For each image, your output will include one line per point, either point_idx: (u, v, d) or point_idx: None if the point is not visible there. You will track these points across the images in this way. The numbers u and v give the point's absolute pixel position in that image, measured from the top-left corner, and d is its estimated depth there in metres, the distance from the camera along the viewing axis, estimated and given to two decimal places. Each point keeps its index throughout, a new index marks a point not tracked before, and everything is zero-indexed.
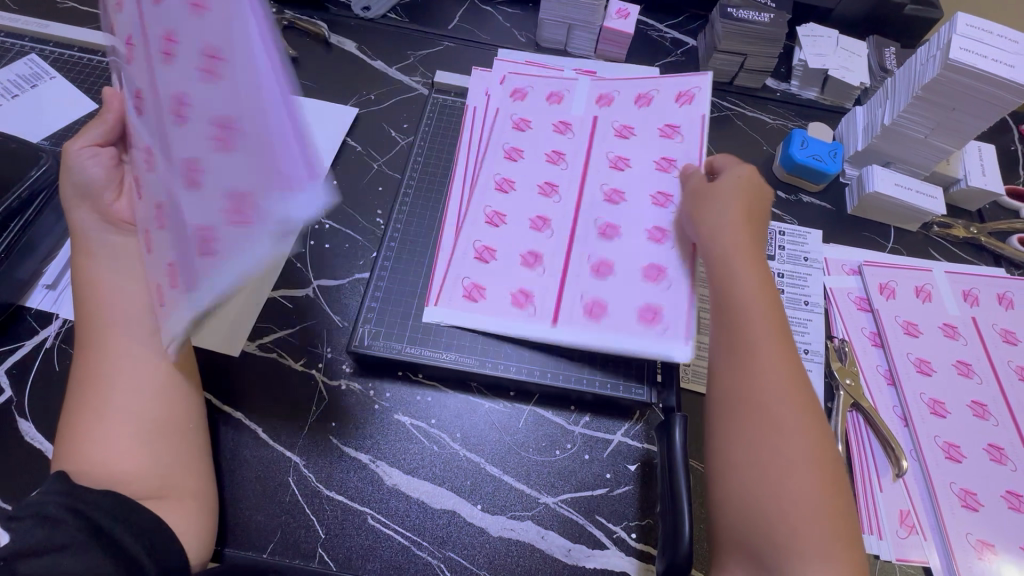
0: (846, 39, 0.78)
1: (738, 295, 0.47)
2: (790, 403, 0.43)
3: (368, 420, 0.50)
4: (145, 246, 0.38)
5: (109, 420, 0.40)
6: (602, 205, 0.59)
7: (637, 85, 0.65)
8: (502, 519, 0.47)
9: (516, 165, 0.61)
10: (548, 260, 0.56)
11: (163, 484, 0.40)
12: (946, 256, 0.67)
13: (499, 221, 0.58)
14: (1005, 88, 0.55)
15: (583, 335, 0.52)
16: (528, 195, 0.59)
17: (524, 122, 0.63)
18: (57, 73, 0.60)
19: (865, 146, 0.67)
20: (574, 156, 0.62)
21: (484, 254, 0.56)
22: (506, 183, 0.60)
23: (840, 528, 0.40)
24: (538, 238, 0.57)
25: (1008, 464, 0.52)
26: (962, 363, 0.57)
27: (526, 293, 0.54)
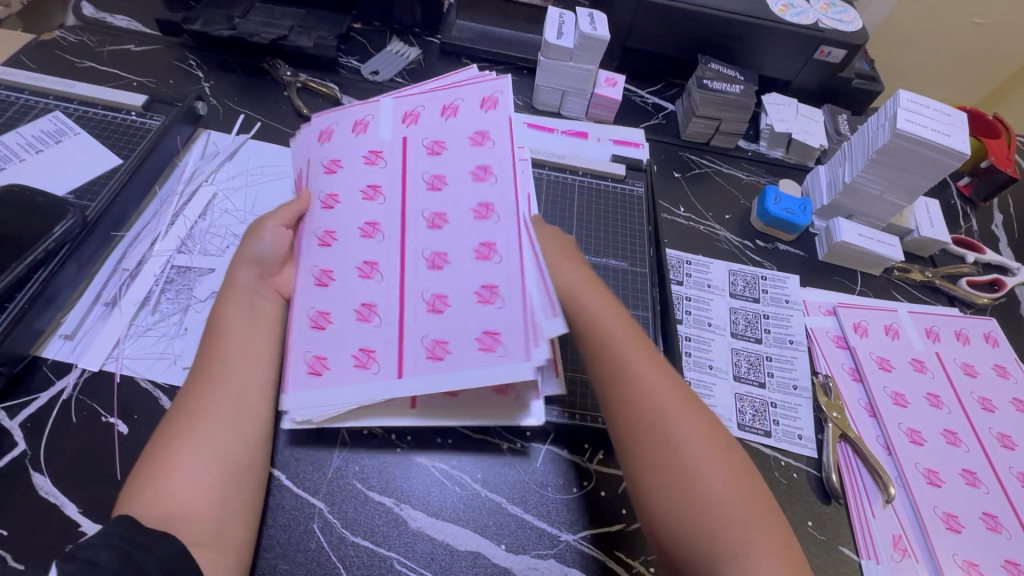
0: (805, 107, 0.88)
1: (603, 329, 0.49)
2: (673, 409, 0.45)
3: (391, 463, 0.51)
4: (315, 325, 0.50)
5: (195, 456, 0.43)
6: (425, 235, 0.52)
7: (438, 100, 0.58)
8: (526, 558, 0.48)
9: (369, 204, 0.54)
10: (380, 316, 0.49)
11: (216, 533, 0.41)
12: (908, 297, 0.75)
13: (371, 271, 0.51)
14: (944, 153, 0.64)
15: (422, 383, 0.46)
16: (352, 241, 0.53)
17: (333, 165, 0.56)
18: (81, 129, 0.62)
19: (829, 201, 0.75)
20: (390, 188, 0.55)
21: (318, 321, 0.50)
22: (327, 236, 0.54)
23: (761, 512, 0.42)
24: (371, 286, 0.51)
25: (981, 487, 0.57)
26: (932, 395, 0.63)
27: (368, 353, 0.48)
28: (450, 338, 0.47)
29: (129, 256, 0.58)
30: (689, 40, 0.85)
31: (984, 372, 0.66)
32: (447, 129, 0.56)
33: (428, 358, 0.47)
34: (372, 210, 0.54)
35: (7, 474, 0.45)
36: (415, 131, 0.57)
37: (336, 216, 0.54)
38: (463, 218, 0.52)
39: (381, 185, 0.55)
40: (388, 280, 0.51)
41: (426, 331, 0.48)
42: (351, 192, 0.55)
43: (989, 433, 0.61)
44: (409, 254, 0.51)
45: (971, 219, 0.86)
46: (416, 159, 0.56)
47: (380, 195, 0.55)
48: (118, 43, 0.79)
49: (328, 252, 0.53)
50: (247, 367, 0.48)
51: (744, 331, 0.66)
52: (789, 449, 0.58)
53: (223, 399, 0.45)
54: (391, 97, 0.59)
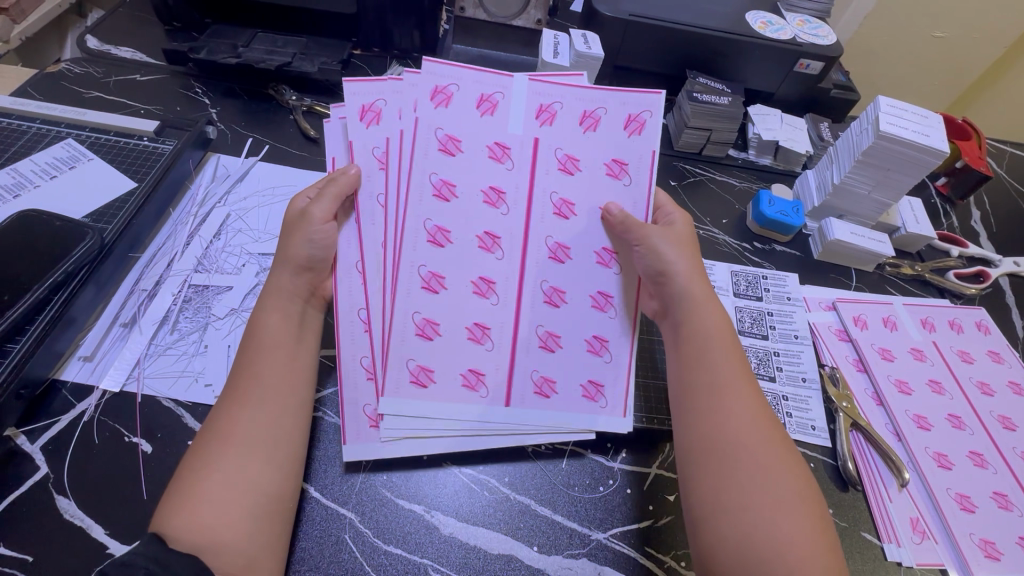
0: (788, 117, 0.93)
1: (706, 346, 0.50)
2: (767, 435, 0.45)
3: (418, 470, 0.52)
4: (423, 335, 0.52)
5: (226, 485, 0.40)
6: (547, 264, 0.54)
7: (582, 100, 0.56)
8: (559, 558, 0.48)
9: (504, 204, 0.54)
10: (495, 337, 0.53)
11: (246, 565, 0.39)
12: (901, 291, 0.78)
13: (487, 289, 0.53)
14: (926, 153, 0.67)
15: (533, 417, 0.52)
16: (467, 248, 0.53)
17: (450, 146, 0.54)
18: (94, 155, 0.63)
19: (820, 202, 0.79)
20: (514, 198, 0.55)
21: (424, 330, 0.52)
22: (440, 234, 0.53)
23: (833, 560, 0.41)
24: (484, 305, 0.53)
25: (990, 467, 0.59)
26: (934, 381, 0.65)
27: (477, 375, 0.52)
28: (557, 379, 0.53)
29: (147, 276, 0.59)
30: (676, 56, 0.89)
31: (979, 359, 0.69)
32: (586, 147, 0.56)
33: (535, 395, 0.53)
34: (498, 218, 0.54)
35: (30, 498, 0.45)
36: (553, 134, 0.55)
37: (459, 218, 0.54)
38: (586, 261, 0.55)
39: (506, 189, 0.55)
40: (504, 302, 0.53)
41: (537, 367, 0.53)
42: (476, 192, 0.54)
43: (991, 415, 0.64)
44: (529, 285, 0.54)
45: (951, 215, 0.90)
46: (550, 173, 0.55)
47: (503, 202, 0.54)
48: (123, 73, 0.80)
49: (445, 253, 0.53)
50: (283, 389, 0.46)
51: (750, 328, 0.68)
52: (804, 439, 0.60)
53: (255, 420, 0.44)
54: (531, 78, 0.55)
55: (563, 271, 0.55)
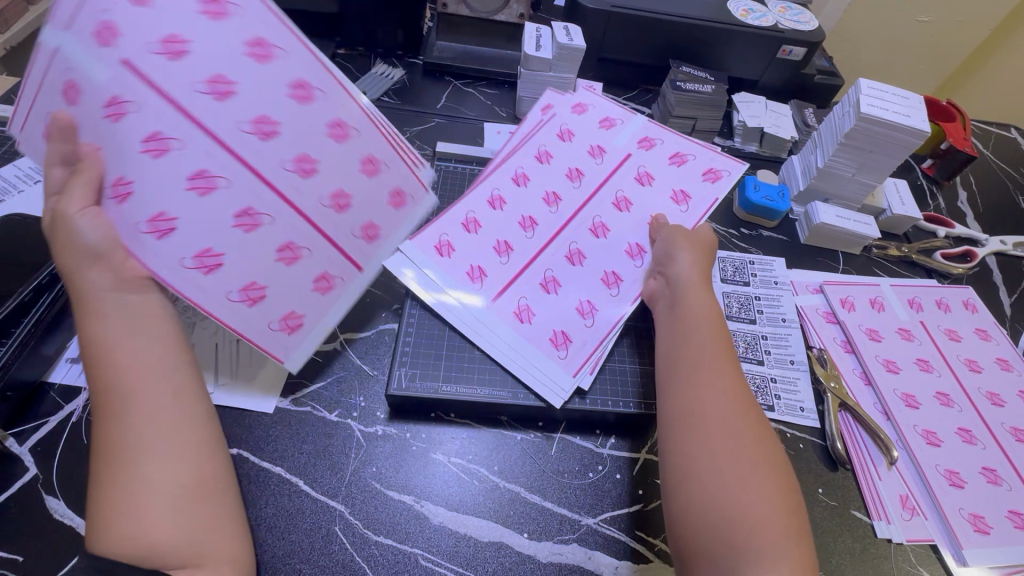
0: (773, 103, 0.93)
1: (694, 322, 0.52)
2: (743, 412, 0.46)
3: (407, 460, 0.52)
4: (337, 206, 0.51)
5: (134, 491, 0.37)
6: (583, 233, 0.64)
7: (681, 147, 0.70)
8: (549, 544, 0.49)
9: (228, 112, 0.43)
10: (384, 234, 0.57)
11: (194, 556, 0.38)
12: (889, 273, 0.78)
13: (310, 167, 0.49)
14: (908, 133, 0.68)
15: (507, 329, 0.58)
16: (534, 197, 0.66)
17: (160, 138, 0.41)
18: None
19: (806, 186, 0.79)
20: (590, 181, 0.67)
21: (287, 254, 0.48)
22: (522, 178, 0.67)
23: (797, 530, 0.41)
24: (520, 235, 0.64)
25: (978, 443, 0.59)
26: (922, 360, 0.66)
27: (481, 272, 0.61)
28: (537, 313, 0.59)
29: None
30: (658, 47, 0.90)
31: (967, 337, 0.69)
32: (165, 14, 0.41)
33: (514, 315, 0.59)
34: (566, 186, 0.67)
35: (19, 499, 0.45)
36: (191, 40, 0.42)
37: (542, 172, 0.68)
38: (593, 272, 0.62)
39: (585, 172, 0.68)
40: (535, 240, 0.63)
41: (528, 293, 0.60)
42: (560, 168, 0.68)
43: (979, 392, 0.64)
44: (559, 239, 0.64)
45: (938, 197, 0.91)
46: (625, 176, 0.68)
47: (580, 180, 0.68)
48: None
49: (519, 190, 0.66)
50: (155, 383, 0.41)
51: (738, 313, 0.69)
52: (793, 421, 0.60)
53: (140, 421, 0.39)
54: (648, 121, 0.72)
55: (588, 239, 0.64)
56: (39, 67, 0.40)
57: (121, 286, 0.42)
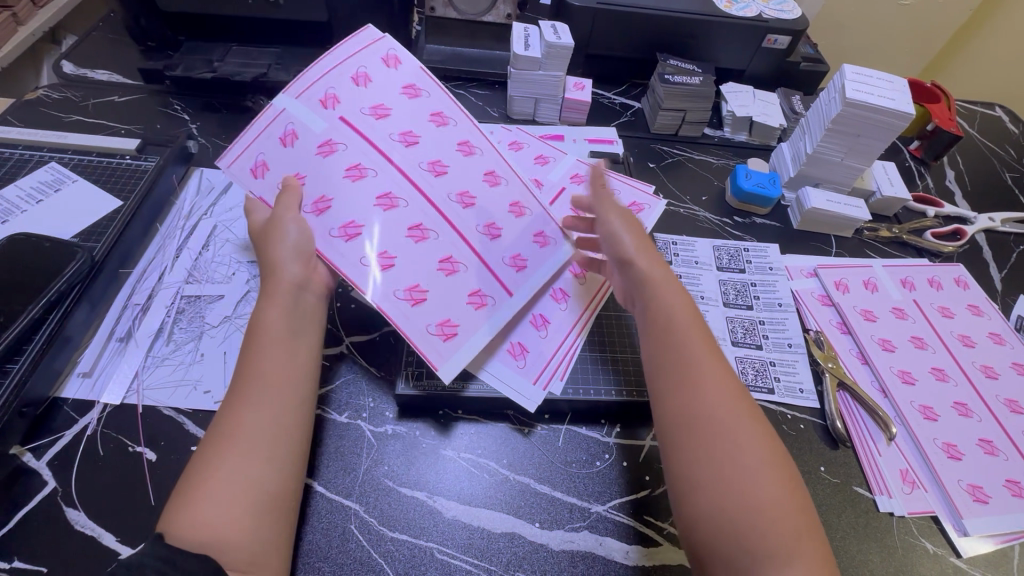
0: (760, 92, 0.95)
1: (672, 322, 0.51)
2: (730, 409, 0.44)
3: (418, 458, 0.53)
4: (466, 204, 0.59)
5: (231, 483, 0.39)
6: (501, 249, 0.59)
7: (608, 181, 0.74)
8: (561, 533, 0.50)
9: (412, 156, 0.58)
10: (532, 267, 0.60)
11: (251, 563, 0.37)
12: (881, 254, 0.79)
13: (495, 231, 0.59)
14: (893, 116, 0.69)
15: (430, 347, 0.51)
16: (450, 190, 0.59)
17: (358, 169, 0.55)
18: (79, 177, 0.65)
19: (796, 172, 0.80)
20: (510, 187, 0.62)
21: (474, 300, 0.55)
22: (437, 167, 0.59)
23: (806, 525, 0.41)
24: (433, 232, 0.56)
25: (974, 416, 0.61)
26: (916, 337, 0.67)
27: (388, 263, 0.53)
28: (461, 326, 0.54)
29: (138, 289, 0.60)
30: (646, 41, 0.91)
31: (960, 313, 0.71)
32: (378, 95, 0.59)
33: (438, 334, 0.52)
34: (484, 189, 0.61)
35: (40, 512, 0.46)
36: (398, 113, 0.59)
37: (457, 166, 0.60)
38: (537, 251, 0.61)
39: (501, 176, 0.62)
40: (448, 237, 0.56)
41: (447, 310, 0.54)
42: (478, 166, 0.61)
43: (973, 366, 0.65)
44: (480, 247, 0.58)
45: (926, 177, 0.92)
46: (560, 205, 0.70)
47: (501, 183, 0.62)
48: (102, 95, 0.81)
49: (437, 182, 0.59)
50: (289, 383, 0.44)
51: (735, 300, 0.70)
52: (793, 402, 0.61)
53: (258, 418, 0.42)
54: (577, 159, 0.77)
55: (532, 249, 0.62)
56: (264, 120, 0.55)
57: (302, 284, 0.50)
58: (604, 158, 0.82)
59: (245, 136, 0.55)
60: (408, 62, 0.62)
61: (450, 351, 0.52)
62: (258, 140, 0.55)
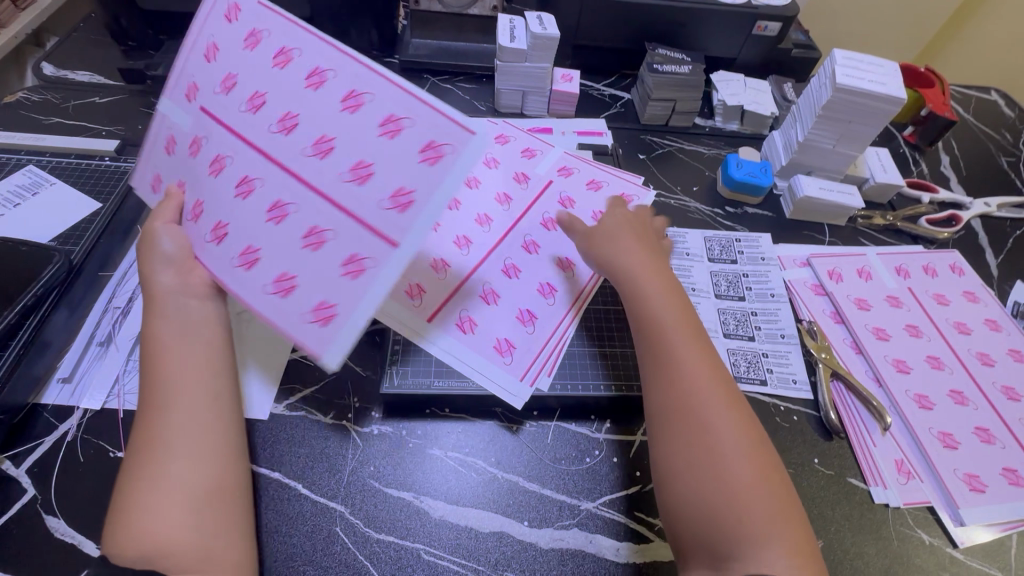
0: (752, 80, 0.93)
1: (654, 309, 0.51)
2: (713, 394, 0.45)
3: (404, 458, 0.52)
4: (362, 177, 0.42)
5: (159, 489, 0.39)
6: (364, 197, 0.42)
7: (596, 173, 0.73)
8: (550, 531, 0.49)
9: (263, 122, 0.46)
10: (421, 199, 0.41)
11: (203, 558, 0.39)
12: (875, 241, 0.78)
13: (366, 171, 0.42)
14: (885, 101, 0.68)
15: (305, 337, 0.43)
16: (299, 144, 0.45)
17: (247, 179, 0.46)
18: (57, 179, 0.64)
19: (788, 161, 0.79)
20: (372, 107, 0.43)
21: (351, 267, 0.42)
22: (288, 120, 0.45)
23: (783, 508, 0.41)
24: (292, 208, 0.44)
25: (970, 404, 0.60)
26: (911, 326, 0.66)
27: (253, 253, 0.45)
28: (336, 304, 0.42)
29: (120, 292, 0.58)
30: (633, 30, 0.90)
31: (955, 300, 0.70)
32: (241, 65, 0.48)
33: (315, 321, 0.42)
34: (338, 121, 0.44)
35: (18, 520, 0.45)
36: (247, 76, 0.47)
37: (303, 103, 0.45)
38: (421, 173, 0.41)
39: (363, 91, 0.44)
40: (308, 203, 0.44)
41: (316, 291, 0.43)
42: (331, 94, 0.44)
43: (969, 354, 0.64)
44: (344, 201, 0.43)
45: (921, 163, 0.91)
46: (547, 200, 0.69)
47: (362, 103, 0.44)
48: (82, 97, 0.80)
49: (288, 139, 0.45)
50: (192, 385, 0.44)
51: (727, 291, 0.69)
52: (786, 394, 0.61)
53: (168, 425, 0.42)
54: (565, 152, 0.76)
55: (518, 254, 0.63)
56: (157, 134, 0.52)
57: (185, 295, 0.48)
58: (592, 151, 0.81)
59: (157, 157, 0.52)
60: (250, 3, 0.49)
61: (326, 340, 0.42)
62: (164, 161, 0.51)
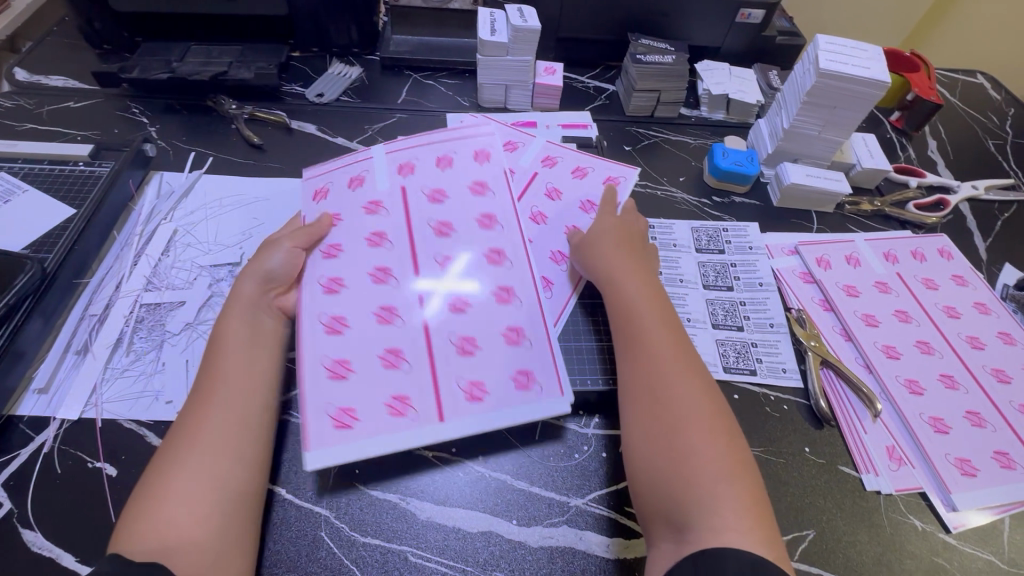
0: (737, 69, 0.93)
1: (629, 298, 0.54)
2: (679, 378, 0.47)
3: (390, 459, 0.51)
4: (461, 349, 0.51)
5: (197, 485, 0.40)
6: (451, 360, 0.50)
7: (580, 161, 0.72)
8: (540, 529, 0.48)
9: (443, 279, 0.54)
10: (492, 400, 0.48)
11: (220, 565, 0.38)
12: (863, 228, 0.78)
13: (470, 347, 0.51)
14: (869, 85, 0.67)
15: (317, 435, 0.45)
16: (443, 282, 0.54)
17: (384, 273, 0.54)
18: (29, 187, 0.63)
19: (774, 149, 0.79)
20: (519, 294, 0.55)
21: (394, 407, 0.47)
22: (449, 262, 0.56)
23: (744, 489, 0.42)
24: (390, 329, 0.51)
25: (960, 388, 0.60)
26: (900, 311, 0.66)
27: (340, 324, 0.51)
28: (359, 414, 0.47)
29: (96, 300, 0.58)
30: (616, 21, 0.89)
31: (944, 285, 0.69)
32: (476, 207, 0.60)
33: (334, 428, 0.46)
34: (472, 285, 0.54)
35: None
36: (460, 221, 0.58)
37: (466, 250, 0.56)
38: (503, 387, 0.49)
39: (513, 288, 0.55)
40: (409, 327, 0.51)
41: (350, 398, 0.47)
42: (483, 267, 0.56)
43: (959, 337, 0.64)
44: (437, 342, 0.51)
45: (908, 148, 0.91)
46: (536, 192, 0.69)
47: (513, 298, 0.54)
48: (56, 102, 0.79)
49: (442, 274, 0.55)
50: (245, 389, 0.45)
51: (715, 281, 0.68)
52: (776, 383, 0.60)
53: (224, 423, 0.43)
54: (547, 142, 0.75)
55: None
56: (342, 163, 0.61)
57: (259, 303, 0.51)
58: (576, 143, 0.81)
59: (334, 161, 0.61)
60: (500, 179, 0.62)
61: (331, 443, 0.45)
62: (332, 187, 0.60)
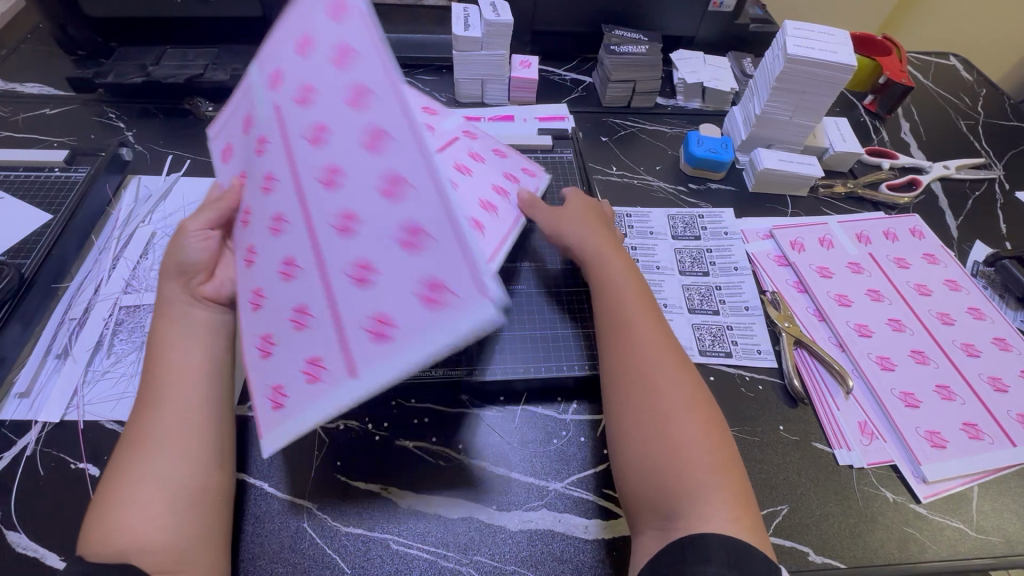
0: (711, 57, 0.94)
1: (613, 285, 0.54)
2: (665, 364, 0.47)
3: (372, 451, 0.52)
4: (359, 281, 0.36)
5: (144, 487, 0.40)
6: (352, 296, 0.36)
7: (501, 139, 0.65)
8: (519, 513, 0.49)
9: (326, 197, 0.39)
10: (403, 336, 0.34)
11: (180, 560, 0.38)
12: (837, 210, 0.79)
13: (368, 275, 0.36)
14: (834, 69, 0.68)
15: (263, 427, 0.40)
16: (328, 202, 0.39)
17: (280, 217, 0.43)
18: (5, 194, 0.63)
19: (747, 135, 0.80)
20: (414, 174, 0.35)
21: (311, 371, 0.38)
22: (331, 171, 0.39)
23: (728, 474, 0.42)
24: (297, 284, 0.40)
25: (931, 362, 0.61)
26: (873, 290, 0.67)
27: (259, 296, 0.44)
28: (286, 387, 0.39)
29: (75, 304, 0.58)
30: (590, 13, 0.90)
31: (915, 263, 0.71)
32: (333, 74, 0.41)
33: (272, 409, 0.40)
34: (352, 194, 0.37)
35: None
36: (325, 106, 0.41)
37: (342, 139, 0.39)
38: (412, 314, 0.34)
39: (404, 173, 0.35)
40: (308, 272, 0.40)
41: (278, 373, 0.41)
42: (360, 151, 0.37)
43: (930, 314, 0.65)
44: (334, 279, 0.37)
45: (881, 130, 0.92)
46: None
47: (405, 187, 0.35)
48: (31, 109, 0.79)
49: (325, 191, 0.39)
50: (189, 385, 0.45)
51: (691, 267, 0.69)
52: (751, 364, 0.61)
53: (167, 422, 0.43)
54: None
55: None
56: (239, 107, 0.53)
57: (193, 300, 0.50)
58: (552, 135, 0.81)
59: (234, 110, 0.54)
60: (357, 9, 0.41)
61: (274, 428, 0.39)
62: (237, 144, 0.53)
